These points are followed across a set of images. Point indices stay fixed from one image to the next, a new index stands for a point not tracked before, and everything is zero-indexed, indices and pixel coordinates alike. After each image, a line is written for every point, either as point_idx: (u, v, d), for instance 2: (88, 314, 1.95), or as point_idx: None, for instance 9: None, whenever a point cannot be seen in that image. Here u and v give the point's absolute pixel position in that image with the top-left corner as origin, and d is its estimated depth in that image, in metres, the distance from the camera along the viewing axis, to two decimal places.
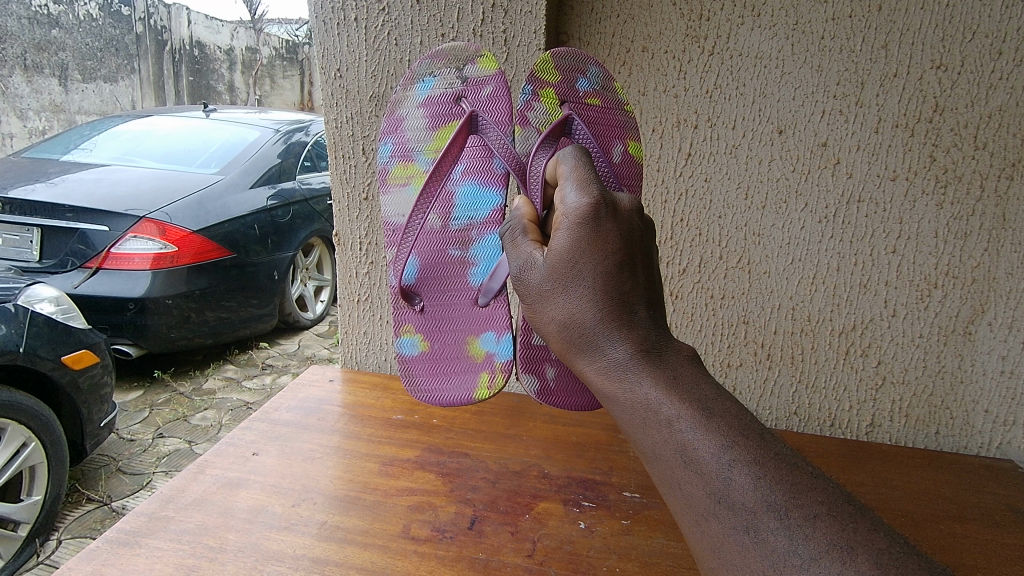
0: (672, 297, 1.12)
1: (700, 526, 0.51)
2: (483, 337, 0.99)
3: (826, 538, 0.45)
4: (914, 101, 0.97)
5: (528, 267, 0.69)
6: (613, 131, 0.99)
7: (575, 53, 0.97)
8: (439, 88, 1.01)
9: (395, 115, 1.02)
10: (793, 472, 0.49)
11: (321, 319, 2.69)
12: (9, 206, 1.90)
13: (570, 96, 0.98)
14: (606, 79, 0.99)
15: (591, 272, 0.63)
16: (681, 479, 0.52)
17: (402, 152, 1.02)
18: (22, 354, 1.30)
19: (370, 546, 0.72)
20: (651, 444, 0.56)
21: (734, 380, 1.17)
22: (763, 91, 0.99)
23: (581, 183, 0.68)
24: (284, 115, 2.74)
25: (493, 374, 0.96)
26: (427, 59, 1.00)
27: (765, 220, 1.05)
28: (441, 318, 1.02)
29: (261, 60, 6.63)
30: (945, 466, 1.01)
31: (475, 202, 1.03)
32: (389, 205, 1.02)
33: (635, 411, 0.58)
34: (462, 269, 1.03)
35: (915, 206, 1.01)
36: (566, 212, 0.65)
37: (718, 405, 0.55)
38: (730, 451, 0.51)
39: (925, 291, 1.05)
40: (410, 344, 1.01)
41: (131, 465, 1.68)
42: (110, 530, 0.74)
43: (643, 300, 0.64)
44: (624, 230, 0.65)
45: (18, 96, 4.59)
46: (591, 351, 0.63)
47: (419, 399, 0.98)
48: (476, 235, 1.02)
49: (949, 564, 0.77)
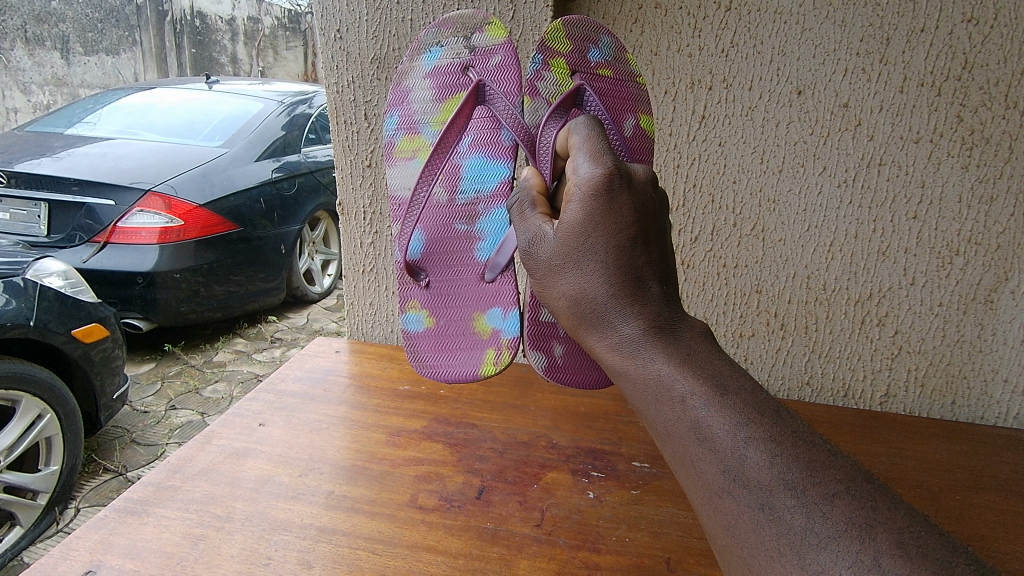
0: (684, 265, 1.10)
1: (712, 503, 0.49)
2: (490, 313, 0.98)
3: (846, 517, 0.43)
4: (942, 58, 0.92)
5: (537, 240, 0.67)
6: (624, 104, 0.94)
7: (587, 21, 0.93)
8: (445, 58, 0.97)
9: (401, 87, 0.98)
10: (811, 448, 0.48)
11: (329, 292, 2.69)
12: (13, 179, 1.89)
13: (580, 66, 0.94)
14: (617, 49, 0.95)
15: (604, 246, 0.60)
16: (694, 455, 0.51)
17: (408, 124, 0.99)
18: (33, 327, 1.30)
19: (378, 515, 0.72)
20: (663, 420, 0.54)
21: (746, 350, 1.14)
22: (782, 48, 0.95)
23: (594, 154, 0.65)
24: (287, 85, 2.69)
25: (499, 351, 0.95)
26: (433, 28, 0.97)
27: (781, 185, 1.01)
28: (447, 293, 1.00)
29: (263, 30, 6.17)
30: (962, 436, 0.99)
31: (483, 174, 0.99)
32: (395, 179, 1.00)
33: (648, 387, 0.56)
34: (469, 243, 1.00)
35: (939, 168, 0.97)
36: (578, 183, 0.63)
37: (733, 381, 0.53)
38: (745, 428, 0.49)
39: (946, 258, 1.01)
40: (415, 320, 0.99)
41: (144, 437, 1.70)
42: (118, 499, 0.74)
43: (656, 275, 0.61)
44: (638, 202, 0.62)
45: (19, 69, 4.85)
46: (602, 326, 0.61)
47: (423, 374, 0.97)
48: (484, 208, 0.99)
49: (964, 534, 0.76)
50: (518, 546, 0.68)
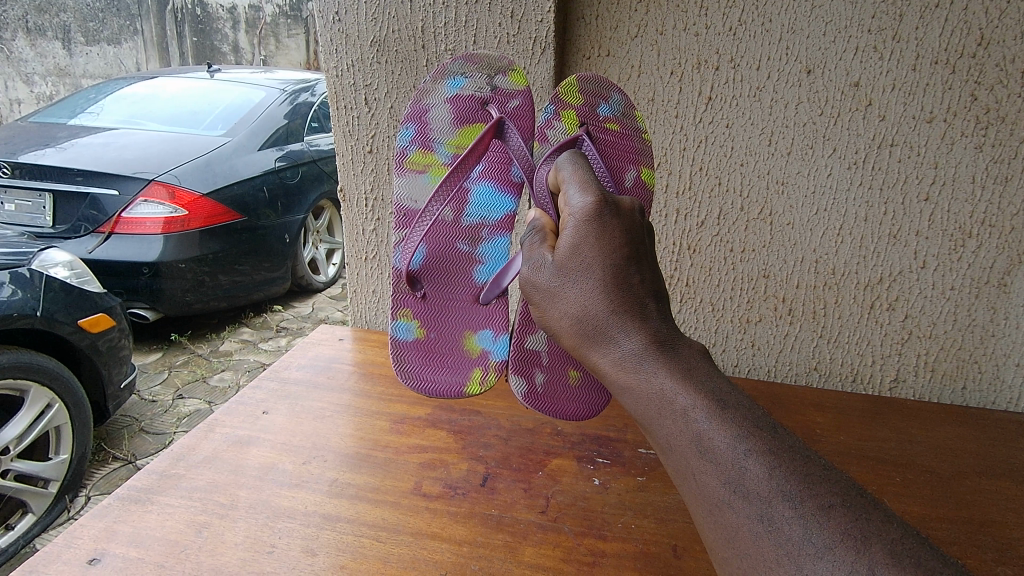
0: (690, 251, 1.08)
1: (712, 515, 0.47)
2: (481, 334, 0.94)
3: (842, 527, 0.42)
4: (957, 34, 0.89)
5: (536, 267, 0.66)
6: (627, 158, 0.94)
7: (600, 79, 0.95)
8: (468, 90, 0.97)
9: (420, 104, 0.97)
10: (807, 463, 0.46)
11: (334, 281, 2.69)
12: (18, 170, 1.89)
13: (590, 119, 0.95)
14: (627, 106, 0.96)
15: (600, 266, 0.61)
16: (695, 467, 0.49)
17: (423, 140, 0.97)
18: (40, 317, 1.30)
19: (382, 502, 0.71)
20: (666, 436, 0.52)
21: (753, 336, 1.13)
22: (791, 26, 0.92)
23: (583, 184, 0.69)
24: (290, 73, 2.67)
25: (485, 372, 0.91)
26: (461, 59, 0.96)
27: (791, 167, 0.99)
28: (441, 310, 0.95)
29: (264, 18, 5.66)
30: (973, 422, 0.98)
31: (489, 202, 0.98)
32: (401, 188, 0.96)
33: (650, 402, 0.54)
34: (468, 265, 0.97)
35: (952, 149, 0.95)
36: (572, 212, 0.65)
37: (733, 396, 0.52)
38: (744, 440, 0.48)
39: (959, 241, 0.99)
40: (406, 328, 0.92)
41: (153, 426, 1.71)
42: (121, 487, 0.73)
43: (650, 293, 0.62)
44: (627, 225, 0.64)
45: (22, 61, 5.11)
46: (604, 342, 0.59)
47: (406, 385, 0.88)
48: (487, 234, 0.97)
49: (975, 519, 0.75)
50: (524, 534, 0.67)
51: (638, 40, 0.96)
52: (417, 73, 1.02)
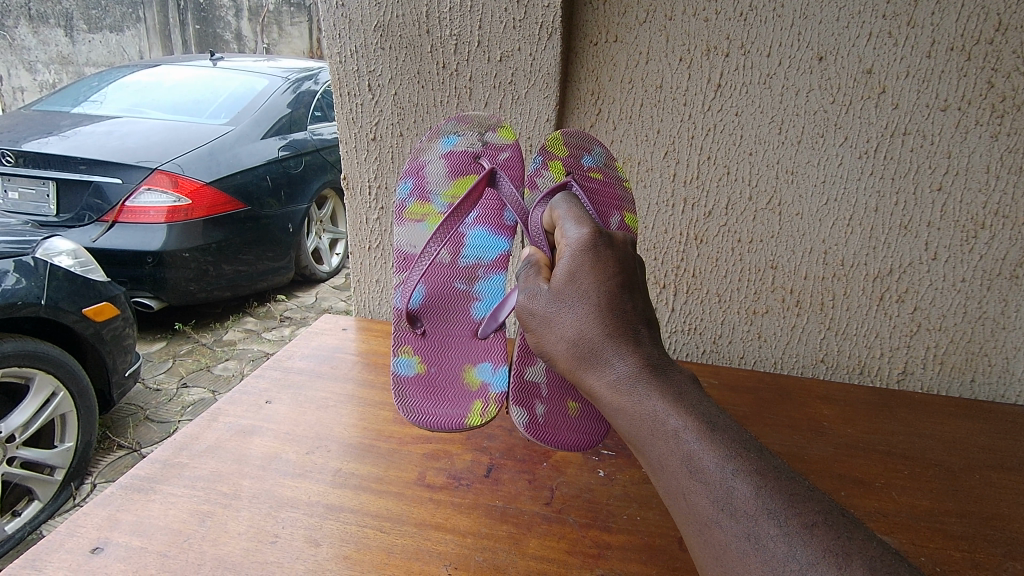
0: (697, 240, 1.06)
1: (702, 534, 0.46)
2: (480, 366, 0.91)
3: (824, 546, 0.41)
4: (974, 20, 0.87)
5: (531, 295, 0.64)
6: (612, 203, 0.93)
7: (583, 134, 0.97)
8: (461, 146, 0.98)
9: (417, 160, 0.99)
10: (792, 483, 0.46)
11: (338, 271, 2.69)
12: (21, 158, 1.88)
13: (575, 169, 0.94)
14: (609, 158, 0.97)
15: (597, 290, 0.61)
16: (685, 488, 0.48)
17: (420, 191, 0.99)
18: (44, 306, 1.30)
19: (385, 493, 0.71)
20: (657, 455, 0.51)
21: (759, 327, 1.12)
22: (803, 12, 0.90)
23: (579, 219, 0.70)
24: (293, 61, 2.65)
25: (485, 403, 0.82)
26: (454, 119, 0.99)
27: (800, 156, 0.98)
28: (442, 345, 0.93)
29: (268, 6, 5.73)
30: (982, 415, 0.97)
31: (484, 244, 0.99)
32: (400, 236, 0.98)
33: (642, 421, 0.53)
34: (466, 302, 0.97)
35: (966, 138, 0.93)
36: (569, 243, 0.66)
37: (722, 419, 0.51)
38: (733, 461, 0.47)
39: (971, 232, 0.98)
40: (407, 364, 0.89)
41: (158, 414, 1.72)
42: (125, 476, 0.73)
43: (643, 320, 0.61)
44: (620, 255, 0.65)
45: (25, 48, 4.98)
46: (599, 364, 0.58)
47: (405, 418, 0.80)
48: (484, 273, 0.98)
49: (984, 513, 0.74)
50: (527, 525, 0.67)
51: (646, 26, 0.94)
52: (420, 59, 1.01)
